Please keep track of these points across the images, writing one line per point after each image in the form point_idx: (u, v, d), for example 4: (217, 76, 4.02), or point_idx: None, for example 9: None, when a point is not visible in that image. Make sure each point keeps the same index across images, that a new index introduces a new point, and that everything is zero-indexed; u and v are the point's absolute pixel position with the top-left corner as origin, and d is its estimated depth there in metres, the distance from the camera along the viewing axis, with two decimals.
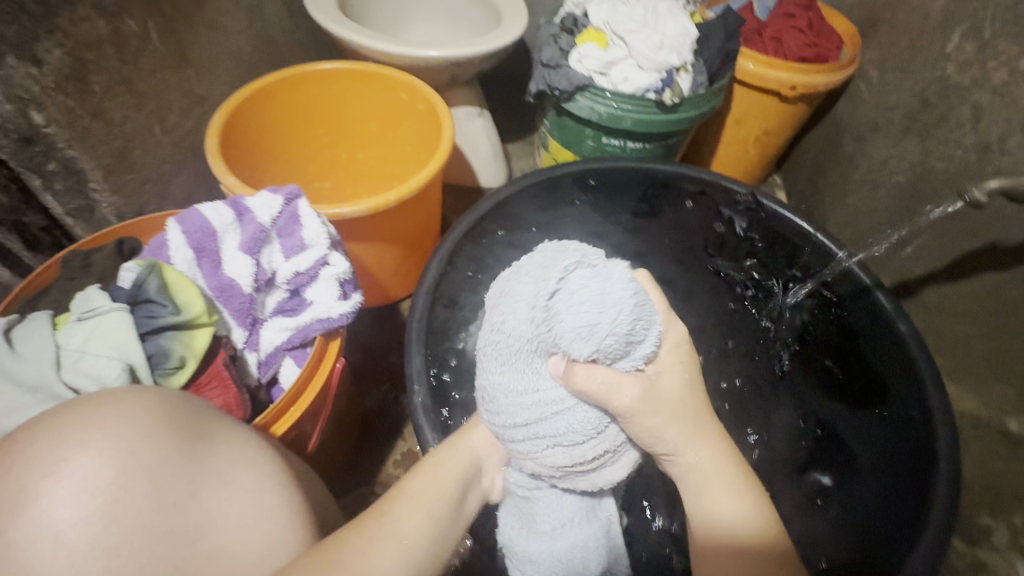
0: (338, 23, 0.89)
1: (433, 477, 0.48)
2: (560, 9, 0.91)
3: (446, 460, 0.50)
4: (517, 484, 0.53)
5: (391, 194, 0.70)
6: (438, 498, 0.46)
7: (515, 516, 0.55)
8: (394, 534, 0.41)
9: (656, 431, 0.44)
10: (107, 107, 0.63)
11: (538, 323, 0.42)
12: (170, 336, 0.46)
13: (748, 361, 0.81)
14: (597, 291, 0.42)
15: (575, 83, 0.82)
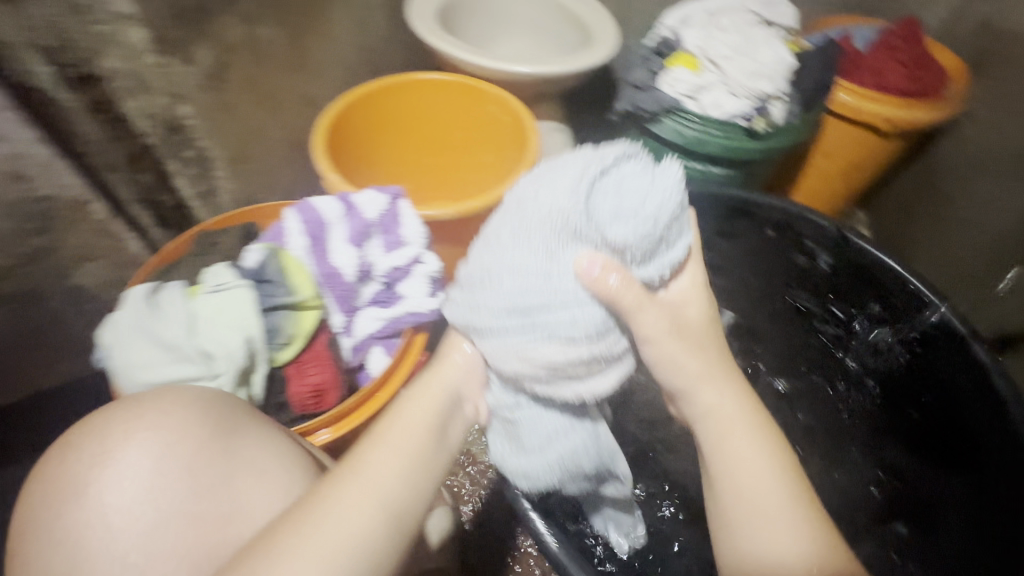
0: (438, 36, 0.95)
1: (409, 415, 0.45)
2: (650, 31, 0.91)
3: (423, 396, 0.47)
4: (496, 404, 0.48)
5: (478, 201, 0.74)
6: (416, 435, 0.43)
7: (501, 436, 0.51)
8: (368, 476, 0.39)
9: (674, 357, 0.45)
10: (237, 104, 0.70)
11: (580, 202, 0.41)
12: (282, 314, 0.51)
13: (828, 402, 0.83)
14: (643, 186, 0.42)
15: (664, 105, 0.82)
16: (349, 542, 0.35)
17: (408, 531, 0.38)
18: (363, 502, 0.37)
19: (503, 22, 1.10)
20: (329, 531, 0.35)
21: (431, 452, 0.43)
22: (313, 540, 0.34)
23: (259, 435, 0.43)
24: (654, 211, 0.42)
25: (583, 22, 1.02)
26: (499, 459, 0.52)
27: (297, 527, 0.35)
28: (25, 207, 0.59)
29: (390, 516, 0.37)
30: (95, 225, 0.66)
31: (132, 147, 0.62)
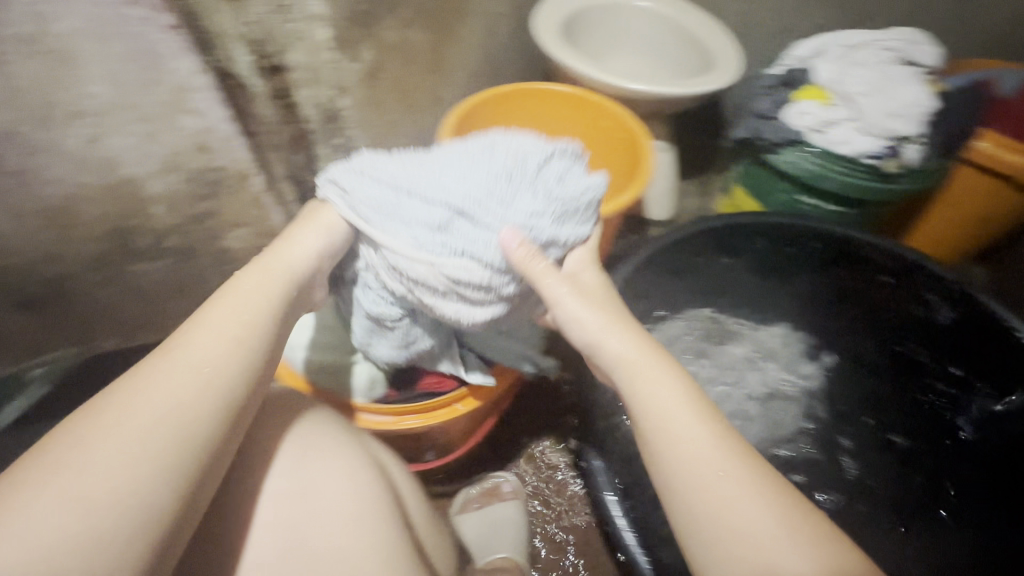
0: (561, 49, 0.98)
1: (244, 290, 0.47)
2: (778, 60, 0.90)
3: (253, 278, 0.49)
4: (385, 313, 0.59)
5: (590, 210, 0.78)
6: (243, 315, 0.45)
7: (368, 325, 0.62)
8: (192, 353, 0.42)
9: (581, 307, 0.53)
10: (383, 99, 0.76)
11: (536, 158, 0.53)
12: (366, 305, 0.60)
13: (927, 461, 0.80)
14: (574, 178, 0.55)
15: (788, 137, 0.81)
16: (172, 415, 0.38)
17: (230, 407, 0.41)
18: (192, 384, 0.40)
19: (622, 37, 1.12)
20: (150, 405, 0.38)
21: (262, 331, 0.46)
22: (144, 411, 0.38)
23: (327, 433, 0.56)
24: (576, 198, 0.54)
25: (705, 45, 1.03)
26: (364, 343, 0.65)
27: (125, 397, 0.38)
28: (203, 174, 0.68)
29: (216, 390, 0.41)
30: (255, 195, 0.73)
31: (294, 131, 0.70)
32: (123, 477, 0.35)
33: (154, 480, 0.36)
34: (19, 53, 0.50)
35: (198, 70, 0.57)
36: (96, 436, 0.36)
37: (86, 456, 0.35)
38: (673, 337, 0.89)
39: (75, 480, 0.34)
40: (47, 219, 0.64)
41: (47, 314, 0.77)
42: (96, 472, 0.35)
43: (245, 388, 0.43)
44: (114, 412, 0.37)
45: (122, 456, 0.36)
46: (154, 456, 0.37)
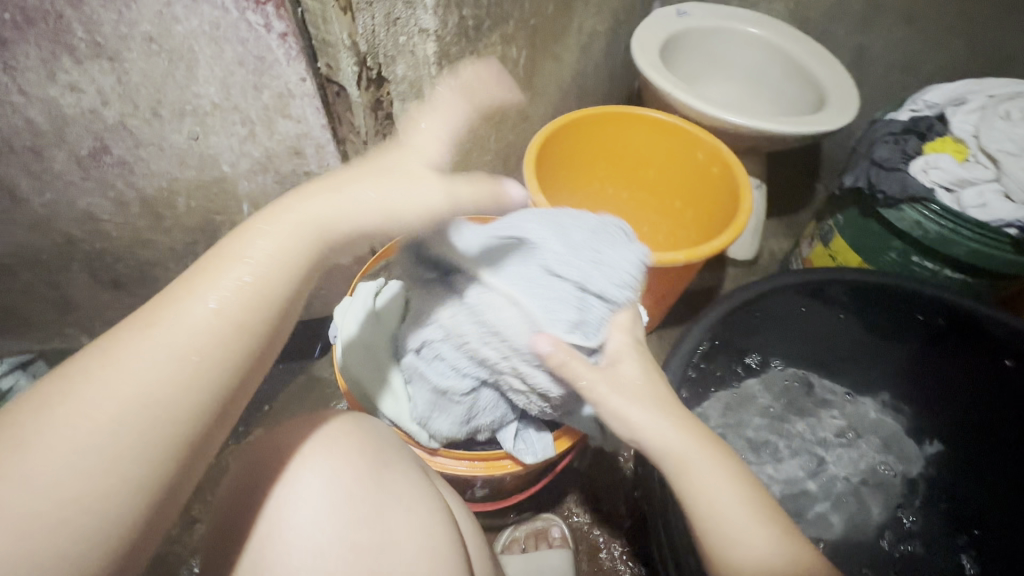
0: (659, 73, 0.93)
1: (259, 248, 0.37)
2: (904, 106, 0.83)
3: (283, 231, 0.38)
4: (452, 386, 0.55)
5: (678, 253, 0.73)
6: (251, 283, 0.36)
7: (425, 401, 0.58)
8: (178, 333, 0.33)
9: (625, 377, 0.49)
10: (475, 115, 0.73)
11: (578, 240, 0.53)
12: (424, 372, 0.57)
13: None
14: (617, 254, 0.54)
15: (911, 192, 0.73)
16: (152, 412, 0.31)
17: (216, 397, 0.33)
18: (173, 377, 0.32)
19: (724, 63, 1.06)
20: (123, 400, 0.31)
21: (275, 300, 0.36)
22: (114, 404, 0.31)
23: (405, 473, 0.49)
24: (621, 275, 0.53)
25: (817, 81, 0.95)
26: (420, 419, 0.59)
27: (97, 386, 0.31)
28: (291, 177, 0.67)
29: (207, 383, 0.33)
30: None
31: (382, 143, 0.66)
32: (81, 489, 0.29)
33: (119, 489, 0.30)
34: (140, 51, 0.51)
35: (305, 78, 0.57)
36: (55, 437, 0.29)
37: (43, 460, 0.29)
38: (757, 394, 0.80)
39: (23, 492, 0.28)
40: (145, 206, 0.66)
41: (133, 295, 0.80)
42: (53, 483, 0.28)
43: (239, 372, 0.35)
44: (83, 404, 0.30)
45: (86, 463, 0.29)
46: (123, 464, 0.30)
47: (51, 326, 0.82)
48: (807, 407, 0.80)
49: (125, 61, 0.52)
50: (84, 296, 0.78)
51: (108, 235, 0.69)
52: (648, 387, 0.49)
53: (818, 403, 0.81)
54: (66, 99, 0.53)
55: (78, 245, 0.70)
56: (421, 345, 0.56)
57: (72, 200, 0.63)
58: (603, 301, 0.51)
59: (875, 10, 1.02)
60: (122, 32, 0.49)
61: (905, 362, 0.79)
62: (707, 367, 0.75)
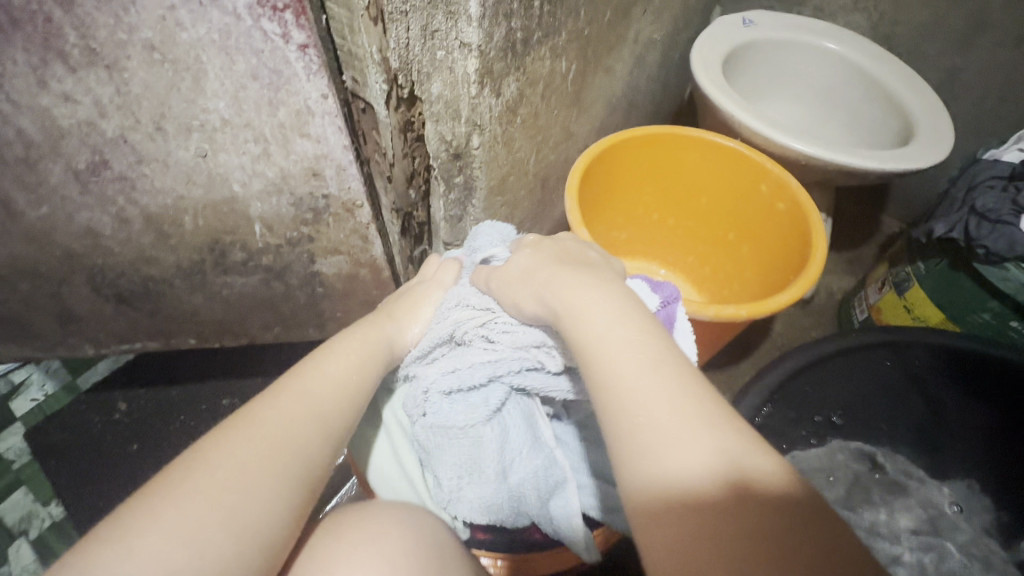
0: (722, 90, 0.83)
1: (341, 350, 0.48)
2: (1010, 145, 0.72)
3: (353, 337, 0.50)
4: (467, 419, 0.52)
5: (740, 306, 0.64)
6: (339, 375, 0.46)
7: (452, 467, 0.53)
8: (293, 394, 0.42)
9: (523, 276, 0.49)
10: (516, 137, 0.65)
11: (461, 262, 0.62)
12: (428, 438, 0.54)
13: None
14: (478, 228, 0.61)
15: (1020, 252, 0.62)
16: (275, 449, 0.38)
17: (325, 452, 0.41)
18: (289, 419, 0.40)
19: (792, 78, 0.95)
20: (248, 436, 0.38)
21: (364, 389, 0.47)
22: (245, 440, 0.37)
23: None
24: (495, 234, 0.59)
25: (902, 106, 0.84)
26: (451, 500, 0.54)
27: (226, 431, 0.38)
28: (308, 200, 0.60)
29: (319, 430, 0.41)
30: (358, 227, 0.65)
31: (412, 166, 0.61)
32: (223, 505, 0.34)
33: (255, 509, 0.35)
34: (141, 59, 0.44)
35: (325, 96, 0.49)
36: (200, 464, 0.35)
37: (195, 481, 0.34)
38: (818, 467, 0.69)
39: (186, 502, 0.33)
40: (149, 223, 0.60)
41: (138, 309, 0.74)
42: (199, 497, 0.33)
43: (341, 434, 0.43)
44: (217, 441, 0.37)
45: (232, 479, 0.35)
46: (259, 490, 0.36)
47: (52, 335, 0.78)
48: (875, 491, 0.69)
49: (125, 70, 0.45)
50: (87, 308, 0.73)
51: (110, 251, 0.63)
52: (546, 260, 0.49)
53: (888, 487, 0.70)
54: (60, 109, 0.47)
55: (79, 260, 0.64)
56: (423, 409, 0.53)
57: (71, 214, 0.58)
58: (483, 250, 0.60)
59: (975, 28, 0.90)
60: (119, 38, 0.43)
61: (971, 436, 0.69)
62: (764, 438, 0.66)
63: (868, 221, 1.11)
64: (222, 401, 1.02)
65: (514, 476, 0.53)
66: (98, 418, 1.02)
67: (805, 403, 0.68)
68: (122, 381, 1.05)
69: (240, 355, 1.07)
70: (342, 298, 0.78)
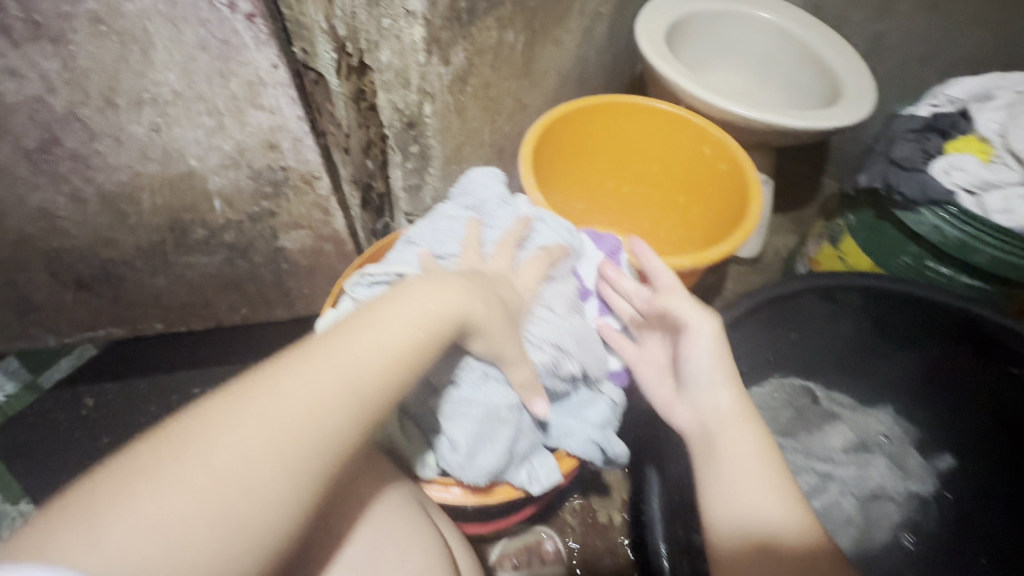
0: (664, 59, 0.87)
1: (392, 311, 0.38)
2: (923, 100, 0.78)
3: (414, 294, 0.39)
4: (506, 400, 0.50)
5: (686, 258, 0.69)
6: (382, 349, 0.36)
7: (466, 442, 0.49)
8: (358, 343, 0.35)
9: (701, 357, 0.52)
10: (468, 107, 0.68)
11: (458, 213, 0.58)
12: (450, 417, 0.50)
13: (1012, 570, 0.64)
14: (473, 176, 0.60)
15: (932, 196, 0.68)
16: (297, 438, 0.31)
17: (348, 443, 0.33)
18: (306, 406, 0.32)
19: (732, 48, 0.99)
20: (255, 419, 0.31)
21: (410, 371, 0.37)
22: (250, 423, 0.31)
23: (398, 508, 0.48)
24: (560, 226, 0.59)
25: (832, 70, 0.89)
26: (451, 469, 0.51)
27: (237, 401, 0.32)
28: (267, 173, 0.62)
29: (352, 415, 0.34)
30: (319, 200, 0.66)
31: (367, 136, 0.65)
32: (219, 506, 0.29)
33: (260, 506, 0.30)
34: (88, 32, 0.45)
35: (277, 66, 0.50)
36: (202, 442, 0.30)
37: (186, 460, 0.29)
38: (764, 406, 0.75)
39: (166, 489, 0.28)
40: (105, 202, 0.60)
41: (99, 294, 0.74)
42: (218, 469, 0.29)
43: (374, 417, 0.35)
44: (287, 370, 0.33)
45: (227, 471, 0.30)
46: (259, 486, 0.30)
47: (12, 327, 0.77)
48: (814, 420, 0.75)
49: (70, 44, 0.45)
50: (46, 295, 0.72)
51: (66, 233, 0.63)
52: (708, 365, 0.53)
53: (824, 415, 0.76)
54: (5, 85, 0.47)
55: (35, 243, 0.64)
56: (457, 377, 0.49)
57: (23, 196, 0.57)
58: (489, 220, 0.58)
59: None
60: (63, 10, 0.43)
61: (901, 364, 0.76)
62: None
63: (808, 183, 1.18)
64: (194, 391, 1.02)
65: (513, 461, 0.52)
66: (65, 415, 1.00)
67: (749, 344, 0.73)
68: (86, 375, 1.04)
69: (208, 343, 1.07)
70: (308, 274, 0.79)
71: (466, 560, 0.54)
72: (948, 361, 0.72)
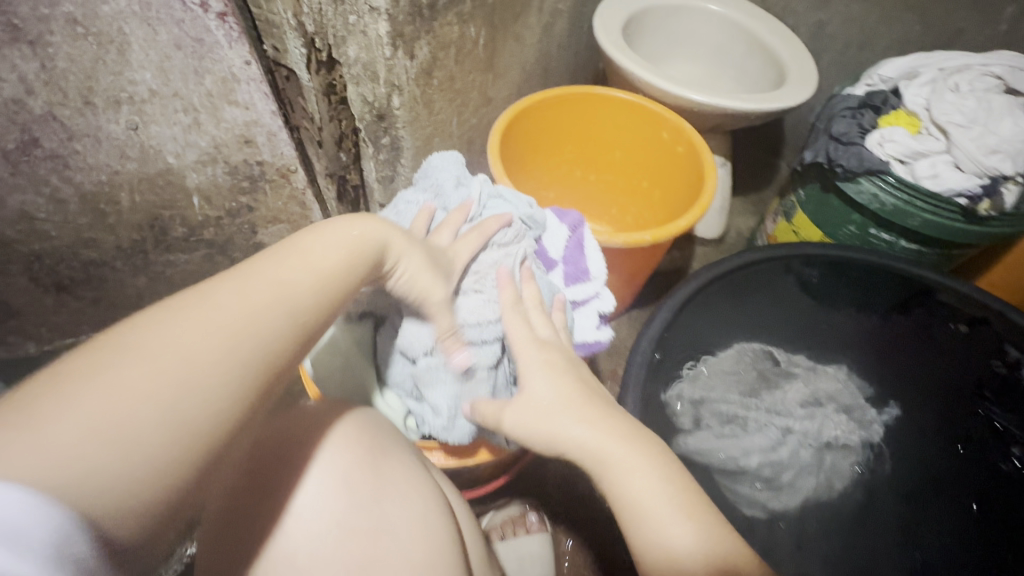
0: (619, 49, 0.92)
1: (313, 243, 0.40)
2: (860, 81, 0.85)
3: (330, 232, 0.42)
4: (481, 361, 0.54)
5: (646, 233, 0.73)
6: (308, 270, 0.38)
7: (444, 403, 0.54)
8: (282, 267, 0.37)
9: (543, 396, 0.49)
10: (435, 99, 0.71)
11: (417, 197, 0.63)
12: (424, 382, 0.55)
13: (957, 503, 0.71)
14: (433, 162, 0.65)
15: (867, 165, 0.74)
16: (236, 342, 0.32)
17: (285, 346, 0.35)
18: (243, 313, 0.34)
19: (684, 41, 1.05)
20: (193, 324, 0.32)
21: (339, 292, 0.40)
22: (190, 330, 0.31)
23: (401, 462, 0.47)
24: (519, 202, 0.66)
25: (777, 57, 0.95)
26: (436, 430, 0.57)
27: (174, 313, 0.32)
28: (243, 168, 0.64)
29: (289, 324, 0.35)
30: (295, 193, 0.69)
31: (339, 129, 0.66)
32: (166, 395, 0.29)
33: (209, 400, 0.30)
34: (65, 33, 0.47)
35: (249, 62, 0.53)
36: (137, 351, 0.29)
37: (125, 364, 0.29)
38: (729, 370, 0.78)
39: (109, 391, 0.27)
40: (84, 202, 0.62)
41: (79, 297, 0.75)
42: (158, 369, 0.29)
43: (308, 325, 0.37)
44: (215, 289, 0.34)
45: (170, 373, 0.29)
46: (206, 383, 0.30)
47: None
48: (773, 380, 0.77)
49: (49, 45, 0.47)
50: (26, 301, 0.73)
51: (46, 235, 0.65)
52: (531, 339, 0.53)
53: (784, 374, 0.78)
54: None
55: (14, 247, 0.65)
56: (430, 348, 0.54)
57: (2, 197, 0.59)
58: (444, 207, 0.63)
59: None
60: (41, 12, 0.45)
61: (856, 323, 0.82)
62: (682, 345, 0.76)
63: (765, 165, 1.25)
64: None
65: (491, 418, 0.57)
66: None
67: (715, 312, 0.77)
68: None
69: None
70: None
71: (465, 515, 0.55)
72: (904, 323, 0.79)
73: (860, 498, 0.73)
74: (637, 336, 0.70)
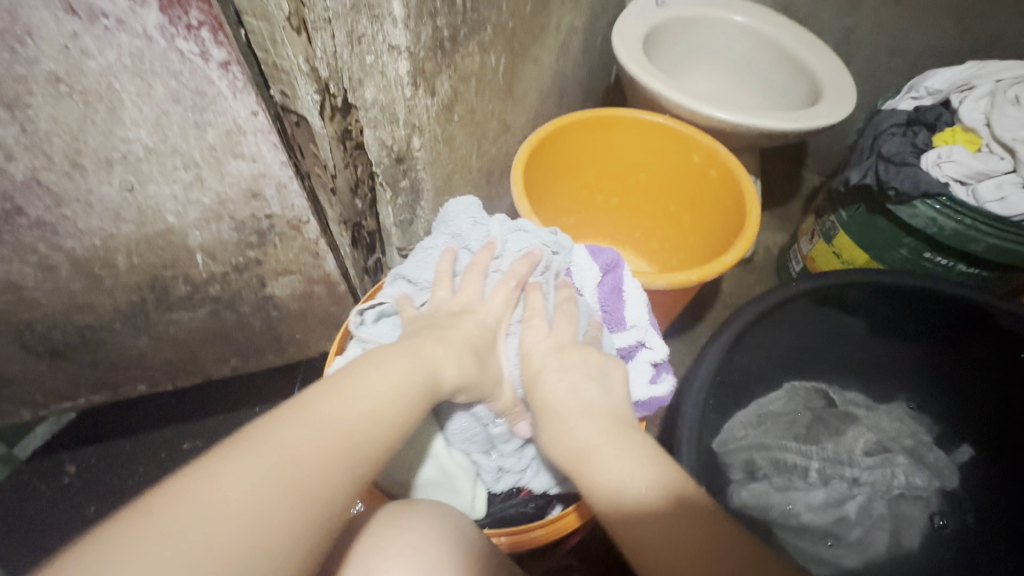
0: (640, 66, 0.86)
1: (384, 371, 0.39)
2: (904, 92, 0.79)
3: (401, 358, 0.40)
4: None
5: (691, 271, 0.68)
6: (379, 406, 0.36)
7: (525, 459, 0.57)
8: (352, 401, 0.35)
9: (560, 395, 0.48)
10: (455, 135, 0.66)
11: (437, 243, 0.58)
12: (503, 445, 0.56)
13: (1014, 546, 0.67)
14: (449, 207, 0.59)
15: (924, 189, 0.68)
16: (294, 502, 0.30)
17: (342, 505, 0.32)
18: (307, 467, 0.31)
19: (707, 54, 1.00)
20: (258, 485, 0.29)
21: (403, 428, 0.37)
22: (257, 481, 0.29)
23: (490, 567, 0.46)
24: (542, 230, 0.61)
25: (809, 70, 0.90)
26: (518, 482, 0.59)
27: (241, 462, 0.30)
28: (250, 223, 0.58)
29: (354, 475, 0.33)
30: (308, 244, 0.63)
31: (354, 175, 0.60)
32: (222, 574, 0.27)
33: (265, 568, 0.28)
34: (46, 94, 0.41)
35: (255, 112, 0.47)
36: (200, 504, 0.28)
37: (189, 519, 0.27)
38: (779, 413, 0.74)
39: (173, 555, 0.26)
40: (77, 268, 0.56)
41: (76, 361, 0.69)
42: (219, 530, 0.27)
43: (366, 480, 0.34)
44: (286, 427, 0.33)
45: (231, 536, 0.28)
46: (266, 547, 0.28)
47: None
48: (832, 423, 0.73)
49: (28, 107, 0.42)
50: (18, 369, 0.67)
51: (36, 303, 0.59)
52: (582, 377, 0.49)
53: (843, 417, 0.74)
54: None
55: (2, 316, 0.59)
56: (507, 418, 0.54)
57: None
58: (467, 247, 0.58)
59: None
60: (18, 73, 0.40)
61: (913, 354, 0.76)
62: (728, 392, 0.70)
63: (790, 178, 1.20)
64: (183, 448, 0.92)
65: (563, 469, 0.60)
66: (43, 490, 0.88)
67: (762, 351, 0.71)
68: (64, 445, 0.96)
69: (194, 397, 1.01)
70: (299, 319, 0.75)
71: None
72: (971, 352, 0.71)
73: (948, 556, 0.68)
74: (681, 390, 0.64)
